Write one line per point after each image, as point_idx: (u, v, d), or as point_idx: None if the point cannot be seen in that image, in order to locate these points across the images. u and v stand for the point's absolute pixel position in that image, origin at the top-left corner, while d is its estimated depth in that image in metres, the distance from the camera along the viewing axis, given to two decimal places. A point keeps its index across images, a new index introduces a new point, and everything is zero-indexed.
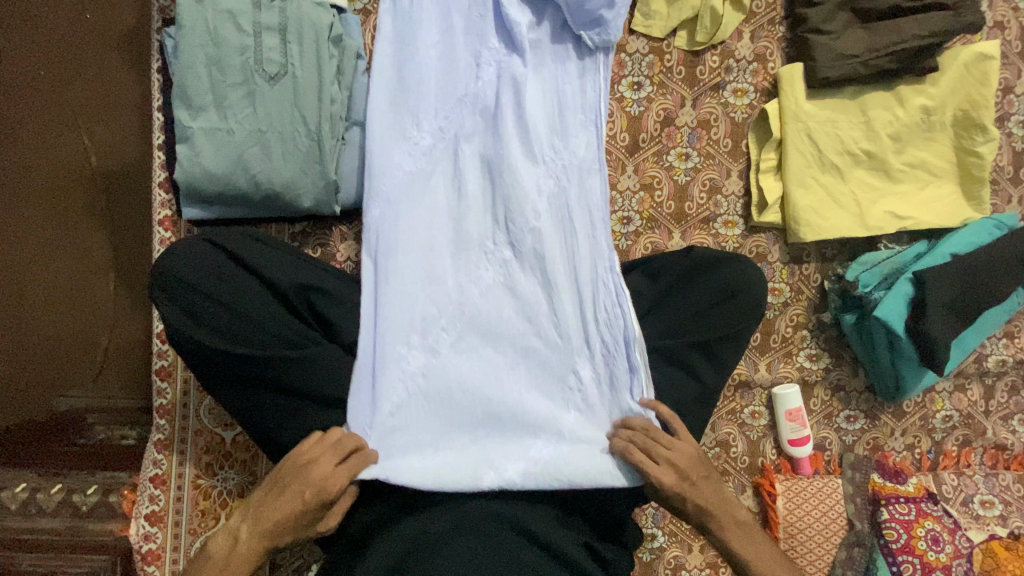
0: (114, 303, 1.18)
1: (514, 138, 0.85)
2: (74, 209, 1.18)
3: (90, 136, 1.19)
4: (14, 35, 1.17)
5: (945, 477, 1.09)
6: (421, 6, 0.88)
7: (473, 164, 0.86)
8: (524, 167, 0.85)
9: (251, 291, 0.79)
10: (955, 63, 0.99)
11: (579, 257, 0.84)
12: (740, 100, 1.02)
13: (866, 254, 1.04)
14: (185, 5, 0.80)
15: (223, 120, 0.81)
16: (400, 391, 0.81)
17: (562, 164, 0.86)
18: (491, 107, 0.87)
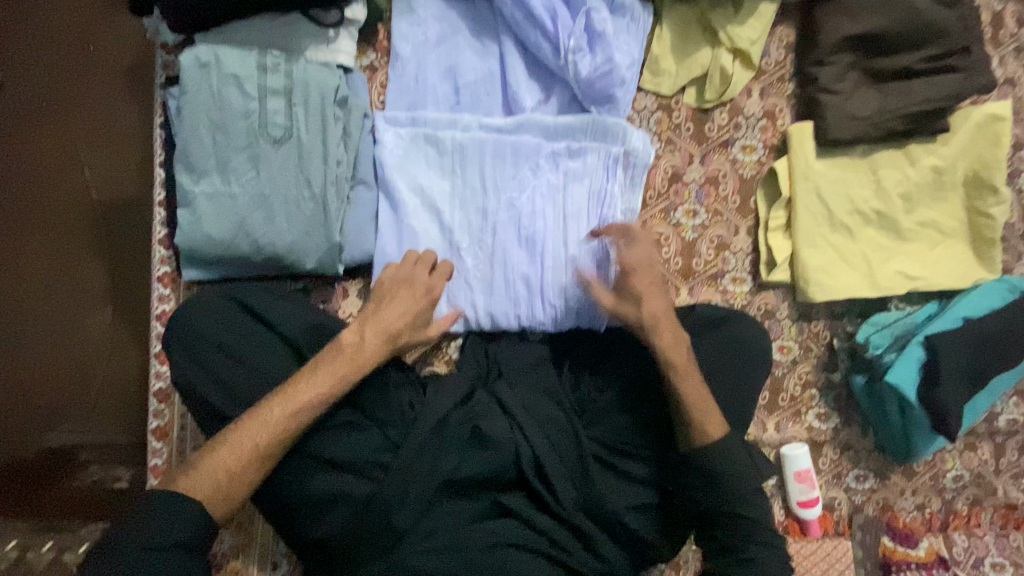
0: (111, 336, 1.16)
1: (516, 194, 0.92)
2: (72, 247, 1.17)
3: (89, 178, 1.18)
4: (16, 77, 1.17)
5: (956, 538, 1.08)
6: (428, 83, 0.93)
7: (476, 222, 0.92)
8: (527, 215, 0.92)
9: (268, 348, 0.82)
10: (967, 123, 0.98)
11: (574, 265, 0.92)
12: (749, 156, 1.01)
13: (876, 313, 1.02)
14: (190, 69, 0.79)
15: (226, 184, 0.80)
16: (430, 261, 0.92)
17: (561, 214, 0.92)
18: (496, 172, 0.92)
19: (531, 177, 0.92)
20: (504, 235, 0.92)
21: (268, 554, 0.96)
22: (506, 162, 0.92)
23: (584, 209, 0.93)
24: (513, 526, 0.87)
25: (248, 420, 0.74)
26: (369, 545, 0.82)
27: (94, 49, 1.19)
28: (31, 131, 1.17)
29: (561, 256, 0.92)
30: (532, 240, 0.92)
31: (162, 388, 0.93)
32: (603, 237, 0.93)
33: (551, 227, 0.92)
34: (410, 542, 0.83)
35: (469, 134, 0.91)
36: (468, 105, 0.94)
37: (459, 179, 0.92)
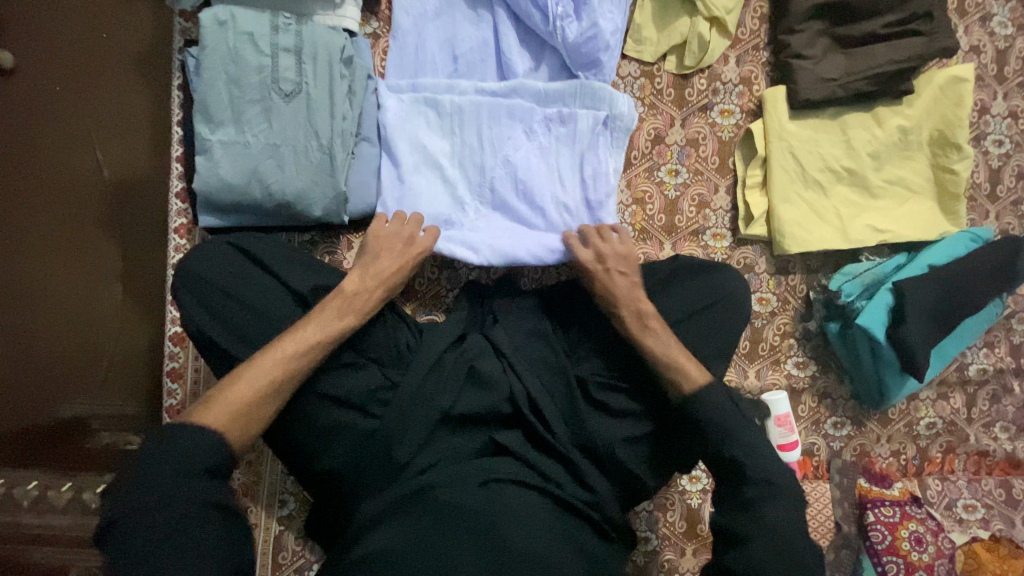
0: (120, 311, 1.23)
1: (512, 152, 0.97)
2: (86, 219, 1.23)
3: (106, 149, 1.25)
4: (38, 57, 1.24)
5: (929, 482, 1.13)
6: (424, 53, 1.00)
7: (475, 180, 0.97)
8: (523, 172, 0.96)
9: (267, 291, 0.87)
10: (930, 86, 1.06)
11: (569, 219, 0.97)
12: (726, 120, 1.08)
13: (848, 265, 1.09)
14: (209, 27, 0.86)
15: (241, 134, 0.87)
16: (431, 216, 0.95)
17: (555, 172, 0.97)
18: (492, 133, 0.97)
19: (526, 139, 0.97)
20: (502, 192, 0.96)
21: (276, 492, 1.02)
22: (502, 124, 0.97)
23: (576, 168, 0.98)
24: (507, 461, 0.90)
25: (264, 358, 0.77)
26: (375, 475, 0.88)
27: (107, 33, 1.27)
28: (52, 108, 1.24)
29: (558, 211, 0.97)
30: (527, 197, 0.96)
31: (178, 332, 0.99)
32: (597, 194, 0.97)
33: (546, 183, 0.97)
34: (408, 477, 0.87)
35: (466, 97, 0.96)
36: (463, 73, 1.00)
37: (457, 139, 0.97)
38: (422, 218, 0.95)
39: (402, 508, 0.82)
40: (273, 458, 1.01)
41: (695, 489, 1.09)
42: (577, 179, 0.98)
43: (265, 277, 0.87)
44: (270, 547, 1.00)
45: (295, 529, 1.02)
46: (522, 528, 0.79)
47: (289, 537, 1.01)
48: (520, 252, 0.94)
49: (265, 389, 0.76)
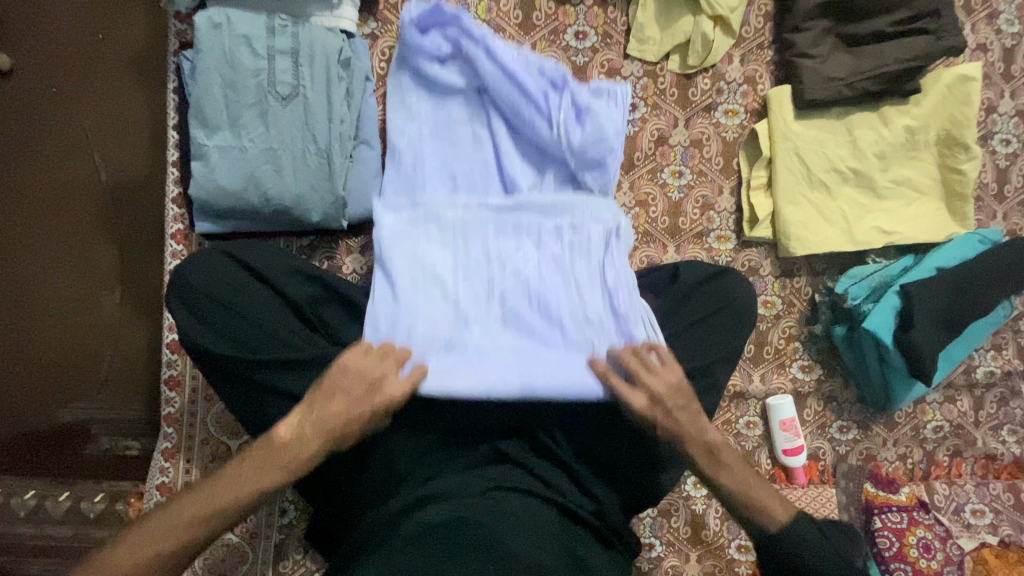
0: (119, 318, 1.21)
1: (525, 266, 0.84)
2: (84, 223, 1.22)
3: (102, 153, 1.23)
4: (32, 59, 1.22)
5: (937, 486, 1.12)
6: (421, 164, 0.91)
7: (484, 295, 0.83)
8: (540, 283, 0.83)
9: (262, 300, 0.84)
10: (937, 84, 1.04)
11: (596, 331, 0.81)
12: (730, 120, 1.06)
13: (855, 267, 1.07)
14: (203, 30, 0.84)
15: (237, 139, 0.85)
16: (431, 349, 0.79)
17: (576, 281, 0.84)
18: (501, 247, 0.85)
19: (538, 249, 0.85)
20: (515, 305, 0.82)
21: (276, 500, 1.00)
22: (512, 254, 0.85)
23: (595, 278, 0.84)
24: (511, 470, 0.88)
25: (203, 488, 0.66)
26: (378, 483, 0.88)
27: (103, 36, 1.24)
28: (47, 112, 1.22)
29: (584, 326, 0.82)
30: (545, 338, 0.81)
31: (175, 340, 0.98)
32: (625, 303, 0.82)
33: (567, 298, 0.83)
34: (412, 485, 0.86)
35: (468, 207, 0.85)
36: (465, 192, 0.91)
37: (461, 266, 0.84)
38: (421, 344, 0.79)
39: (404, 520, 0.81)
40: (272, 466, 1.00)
41: (699, 495, 1.08)
42: (604, 309, 0.82)
43: (261, 287, 0.85)
44: (270, 555, 0.99)
45: (295, 537, 1.01)
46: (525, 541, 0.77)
47: (289, 546, 1.00)
48: (542, 381, 0.77)
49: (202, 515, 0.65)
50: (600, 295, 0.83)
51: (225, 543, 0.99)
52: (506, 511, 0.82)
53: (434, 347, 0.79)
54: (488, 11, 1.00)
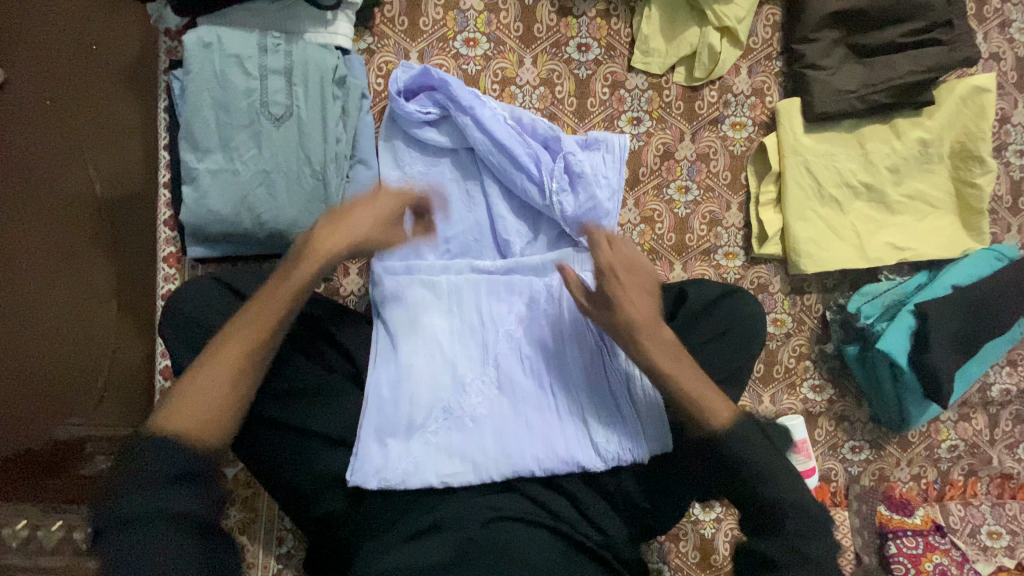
0: (116, 329, 1.21)
1: (514, 325, 0.94)
2: (82, 233, 1.20)
3: (96, 167, 1.21)
4: (26, 68, 1.19)
5: (952, 508, 1.09)
6: (415, 228, 0.97)
7: (478, 353, 0.92)
8: (527, 344, 0.93)
9: None
10: (951, 96, 1.01)
11: (578, 386, 0.91)
12: (738, 133, 1.03)
13: (867, 285, 1.04)
14: (193, 50, 0.81)
15: (229, 162, 0.82)
16: (431, 401, 0.88)
17: (560, 341, 0.93)
18: (494, 309, 0.95)
19: (526, 309, 0.95)
20: (506, 367, 0.91)
21: (272, 529, 0.98)
22: (501, 317, 0.94)
23: (579, 336, 0.93)
24: (512, 498, 0.85)
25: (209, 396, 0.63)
26: (380, 513, 0.85)
27: (98, 45, 1.23)
28: (37, 122, 1.19)
29: (567, 382, 0.91)
30: (533, 393, 0.90)
31: None
32: (605, 360, 0.91)
33: (553, 358, 0.92)
34: (416, 514, 0.83)
35: (462, 276, 0.95)
36: (457, 253, 0.98)
37: (457, 330, 0.93)
38: (421, 407, 0.87)
39: (406, 548, 0.80)
40: (268, 495, 0.98)
41: (708, 518, 1.06)
42: (588, 367, 0.92)
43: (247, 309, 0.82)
44: None
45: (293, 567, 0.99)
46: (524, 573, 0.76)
47: None
48: (527, 450, 0.85)
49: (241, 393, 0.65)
50: (581, 354, 0.92)
51: None
52: (510, 545, 0.79)
53: (435, 403, 0.87)
54: (487, 23, 0.97)
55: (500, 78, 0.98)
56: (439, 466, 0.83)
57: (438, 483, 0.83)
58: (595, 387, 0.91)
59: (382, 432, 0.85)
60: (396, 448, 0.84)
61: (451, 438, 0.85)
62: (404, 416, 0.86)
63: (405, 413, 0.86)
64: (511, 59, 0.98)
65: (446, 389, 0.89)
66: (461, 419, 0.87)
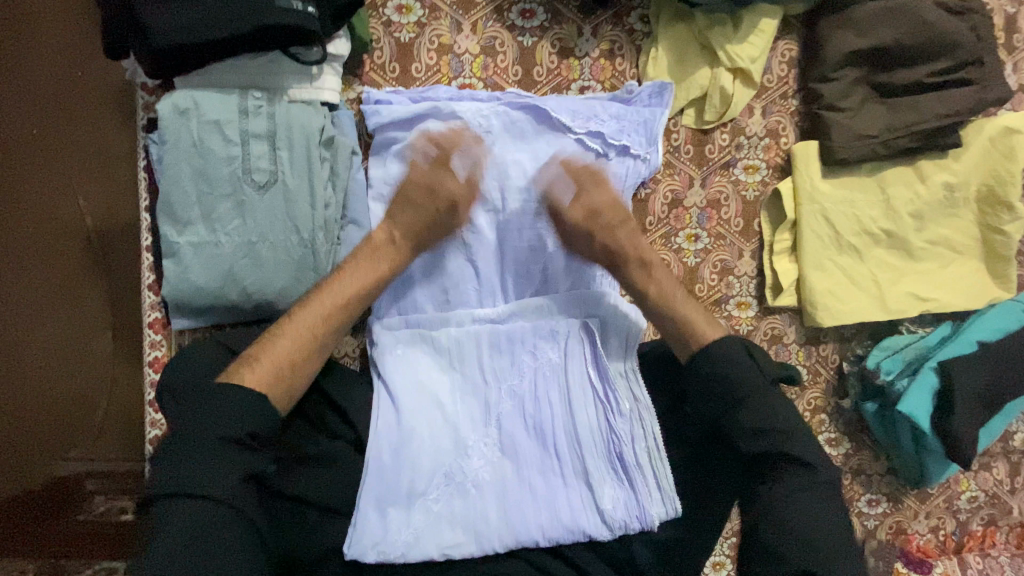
0: (114, 363, 1.16)
1: (518, 378, 0.85)
2: (71, 271, 1.14)
3: (86, 198, 1.15)
4: (10, 101, 1.13)
5: (970, 560, 1.06)
6: (412, 281, 0.87)
7: (479, 410, 0.84)
8: (532, 399, 0.84)
9: None
10: (979, 136, 0.95)
11: (587, 445, 0.83)
12: (751, 177, 0.97)
13: (887, 338, 0.99)
14: (168, 118, 0.76)
15: (212, 233, 0.78)
16: (430, 468, 0.80)
17: (567, 394, 0.85)
18: (496, 360, 0.85)
19: (532, 360, 0.85)
20: (510, 426, 0.83)
21: None
22: (504, 370, 0.85)
23: (587, 388, 0.85)
24: (518, 565, 0.80)
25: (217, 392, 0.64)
26: None
27: (85, 73, 1.14)
28: (21, 160, 1.13)
29: (576, 440, 0.83)
30: (538, 455, 0.83)
31: (157, 435, 0.91)
32: (615, 414, 0.83)
33: (560, 414, 0.84)
34: None
35: (463, 328, 0.86)
36: (457, 302, 0.88)
37: (458, 385, 0.85)
38: (419, 475, 0.80)
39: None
40: None
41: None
42: (597, 423, 0.84)
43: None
44: None
45: None
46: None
47: None
48: (530, 518, 0.79)
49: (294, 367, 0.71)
50: (590, 408, 0.84)
51: None
52: None
53: (434, 469, 0.80)
54: (483, 68, 0.91)
55: None
56: (442, 537, 0.77)
57: (439, 556, 0.77)
58: (604, 446, 0.83)
59: (382, 500, 0.78)
60: (396, 518, 0.77)
61: (453, 507, 0.79)
62: (404, 483, 0.79)
63: (405, 480, 0.79)
64: None
65: (447, 452, 0.81)
66: (462, 487, 0.80)
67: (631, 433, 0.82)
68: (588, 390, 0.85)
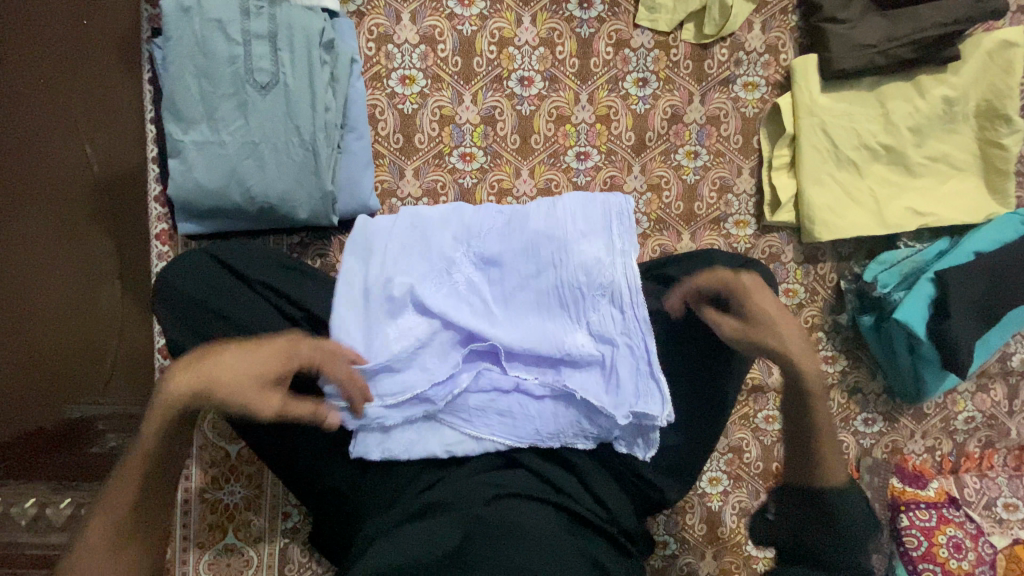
0: (121, 314, 1.07)
1: (518, 288, 0.78)
2: (79, 218, 1.04)
3: (92, 146, 1.05)
4: None
5: (967, 480, 1.06)
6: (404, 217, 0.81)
7: (478, 319, 0.76)
8: (535, 309, 0.77)
9: (244, 299, 0.76)
10: (977, 50, 0.94)
11: (592, 359, 0.75)
12: (750, 94, 0.98)
13: (885, 253, 1.00)
14: (172, 15, 0.78)
15: (215, 133, 0.79)
16: (426, 372, 0.74)
17: (571, 303, 0.76)
18: (494, 271, 0.79)
19: (534, 269, 0.78)
20: (511, 333, 0.75)
21: (279, 504, 0.97)
22: (494, 278, 0.79)
23: (595, 296, 0.76)
24: (520, 474, 0.78)
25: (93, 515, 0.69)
26: (377, 489, 0.79)
27: (90, 19, 1.04)
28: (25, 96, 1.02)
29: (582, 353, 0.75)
30: (532, 359, 0.77)
31: None
32: (624, 326, 0.75)
33: (565, 324, 0.76)
34: (409, 496, 0.77)
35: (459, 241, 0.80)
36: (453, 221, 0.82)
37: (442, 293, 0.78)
38: (415, 377, 0.74)
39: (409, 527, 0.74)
40: (272, 470, 0.96)
41: (715, 492, 1.03)
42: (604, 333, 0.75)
43: (248, 291, 0.77)
44: (275, 560, 0.96)
45: (299, 541, 0.97)
46: (536, 558, 0.70)
47: (294, 550, 0.97)
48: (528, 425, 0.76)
49: (139, 499, 0.69)
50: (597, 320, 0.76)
51: (230, 547, 0.96)
52: (520, 527, 0.73)
53: (431, 375, 0.74)
54: None
55: (498, 39, 0.93)
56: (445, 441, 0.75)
57: (442, 453, 0.75)
58: (603, 349, 0.76)
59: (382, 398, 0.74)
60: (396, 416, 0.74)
61: (451, 412, 0.76)
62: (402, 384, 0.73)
63: (402, 381, 0.73)
64: (509, 19, 0.93)
65: (435, 365, 0.75)
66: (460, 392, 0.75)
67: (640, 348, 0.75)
68: (586, 291, 0.75)
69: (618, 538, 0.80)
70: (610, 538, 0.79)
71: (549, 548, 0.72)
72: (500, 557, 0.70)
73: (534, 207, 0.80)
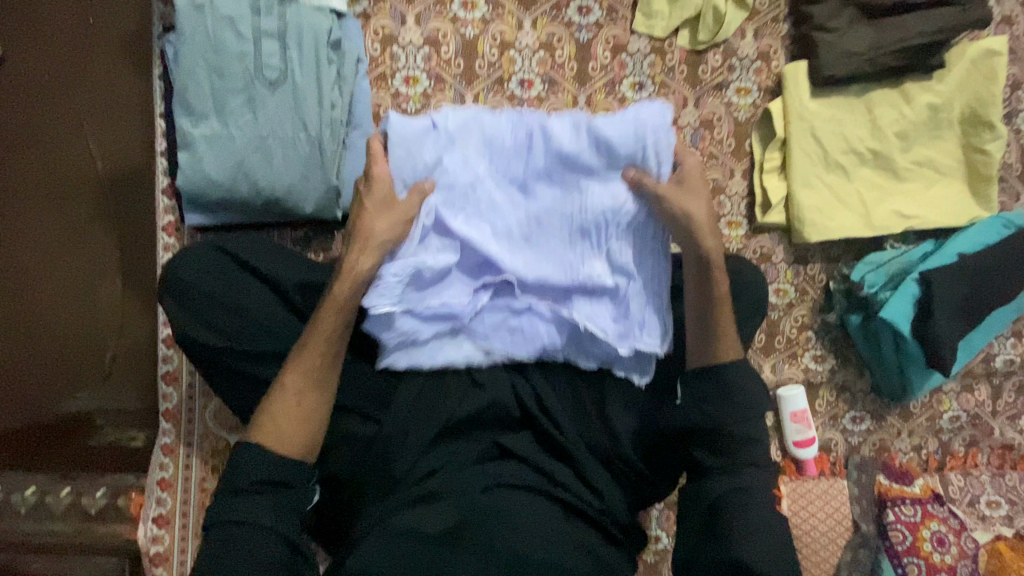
0: (120, 306, 1.06)
1: (539, 210, 0.78)
2: (83, 214, 1.06)
3: (96, 140, 1.06)
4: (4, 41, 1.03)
5: (952, 478, 1.09)
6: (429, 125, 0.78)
7: (499, 242, 0.77)
8: (555, 230, 0.78)
9: (253, 292, 0.78)
10: (962, 60, 0.98)
11: (606, 287, 0.77)
12: (743, 99, 1.01)
13: (872, 254, 1.03)
14: (184, 12, 0.80)
15: (225, 127, 0.82)
16: (446, 291, 0.75)
17: (590, 229, 0.77)
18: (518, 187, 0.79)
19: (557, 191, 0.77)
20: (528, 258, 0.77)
21: None
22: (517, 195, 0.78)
23: (612, 225, 0.76)
24: (512, 465, 0.78)
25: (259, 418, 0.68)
26: (372, 477, 0.75)
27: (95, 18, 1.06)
28: (42, 93, 1.05)
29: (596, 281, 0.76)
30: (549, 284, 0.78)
31: (169, 336, 0.97)
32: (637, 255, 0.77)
33: (582, 250, 0.77)
34: (407, 485, 0.74)
35: (484, 155, 0.78)
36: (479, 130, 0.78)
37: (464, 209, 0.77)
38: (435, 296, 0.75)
39: (405, 514, 0.72)
40: None
41: None
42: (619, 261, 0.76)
43: (254, 280, 0.79)
44: None
45: None
46: (532, 540, 0.71)
47: None
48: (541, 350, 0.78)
49: (308, 401, 0.69)
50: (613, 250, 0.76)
51: None
52: (508, 517, 0.72)
53: (450, 297, 0.75)
54: None
55: (499, 42, 0.96)
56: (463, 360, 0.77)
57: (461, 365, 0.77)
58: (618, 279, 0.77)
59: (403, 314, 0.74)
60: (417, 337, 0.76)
61: (468, 331, 0.77)
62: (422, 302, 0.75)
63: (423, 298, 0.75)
64: (510, 23, 0.96)
65: (454, 287, 0.75)
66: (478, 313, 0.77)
67: (650, 277, 0.77)
68: (607, 219, 0.76)
69: (610, 530, 0.77)
70: (602, 529, 0.78)
71: (544, 533, 0.72)
72: (489, 541, 0.71)
73: (559, 120, 0.78)
